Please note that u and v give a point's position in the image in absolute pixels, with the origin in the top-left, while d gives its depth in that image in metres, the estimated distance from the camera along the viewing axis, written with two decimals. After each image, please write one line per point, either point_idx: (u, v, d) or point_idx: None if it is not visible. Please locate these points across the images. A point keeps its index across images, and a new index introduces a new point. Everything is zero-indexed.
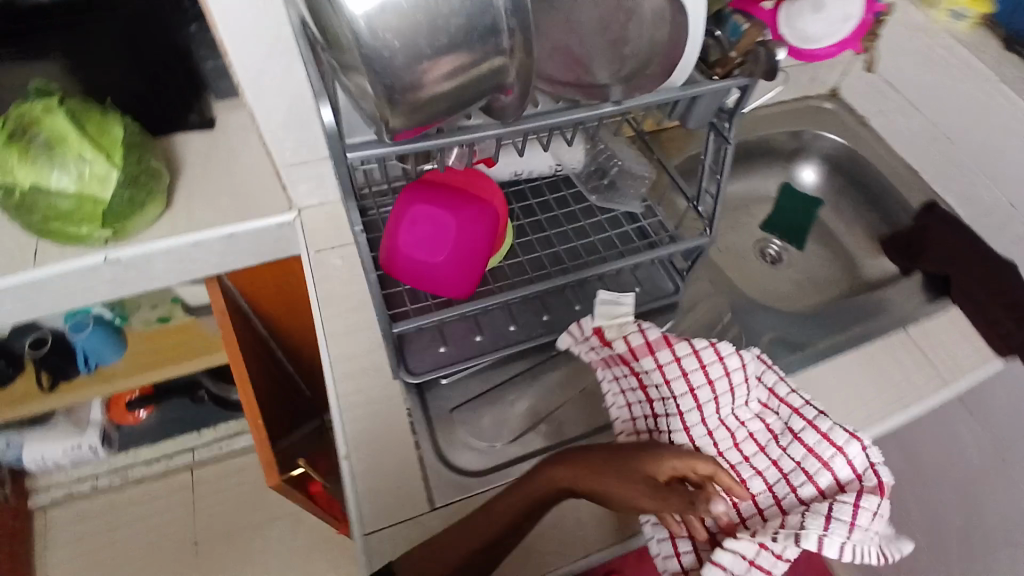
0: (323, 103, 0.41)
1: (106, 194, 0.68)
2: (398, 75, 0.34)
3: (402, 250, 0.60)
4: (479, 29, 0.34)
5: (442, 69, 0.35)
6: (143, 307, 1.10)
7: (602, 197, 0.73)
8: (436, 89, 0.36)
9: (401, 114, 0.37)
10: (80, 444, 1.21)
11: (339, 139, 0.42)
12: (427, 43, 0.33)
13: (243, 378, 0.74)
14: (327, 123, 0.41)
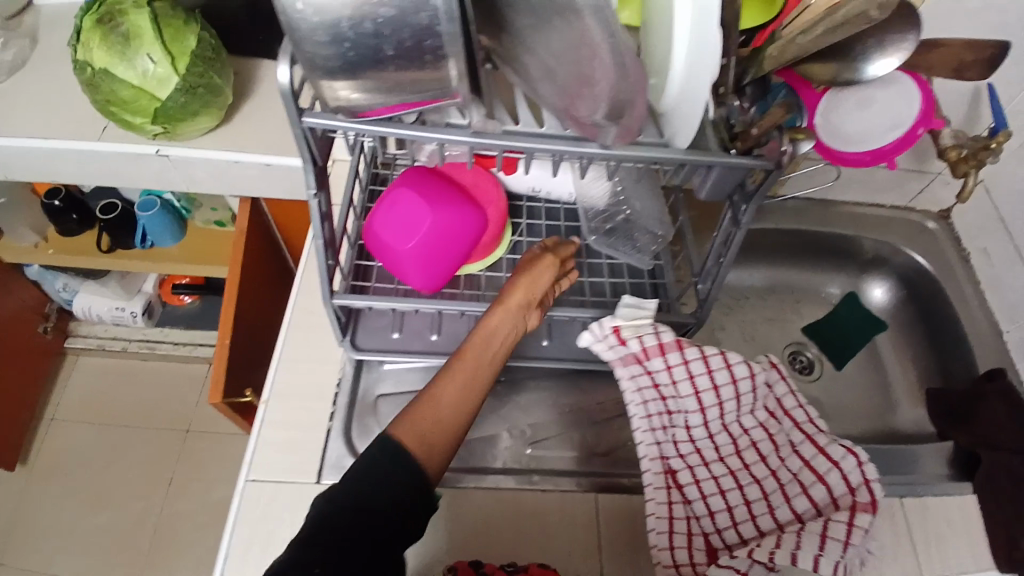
0: (284, 61, 0.39)
1: (161, 95, 0.72)
2: (319, 50, 0.34)
3: (374, 227, 0.58)
4: (410, 26, 0.33)
5: (373, 53, 0.34)
6: (205, 208, 1.13)
7: (604, 241, 0.67)
8: (369, 73, 0.35)
9: (333, 88, 0.36)
10: (124, 308, 1.29)
11: (293, 99, 0.41)
12: (348, 22, 0.32)
13: (230, 295, 0.77)
14: (283, 83, 0.39)
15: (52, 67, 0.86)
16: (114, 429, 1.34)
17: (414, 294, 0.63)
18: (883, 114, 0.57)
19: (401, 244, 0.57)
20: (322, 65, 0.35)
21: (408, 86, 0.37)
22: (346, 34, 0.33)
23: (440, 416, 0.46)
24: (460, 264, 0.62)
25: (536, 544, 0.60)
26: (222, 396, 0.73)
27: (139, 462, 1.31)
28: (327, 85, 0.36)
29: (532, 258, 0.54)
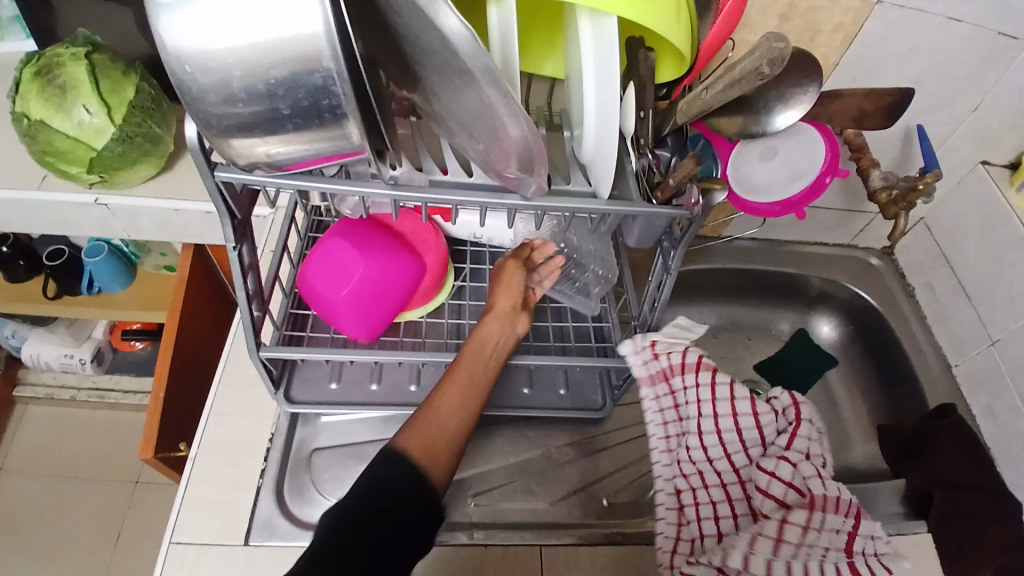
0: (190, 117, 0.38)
1: (99, 145, 0.70)
2: (213, 109, 0.34)
3: (307, 277, 0.58)
4: (308, 86, 0.33)
5: (271, 108, 0.34)
6: (154, 253, 1.11)
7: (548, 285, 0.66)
8: (272, 129, 0.35)
9: (236, 143, 0.36)
10: (72, 355, 1.25)
11: (203, 155, 0.40)
12: (237, 77, 0.32)
13: (165, 350, 0.77)
14: (189, 138, 0.38)
15: None
16: (59, 481, 1.28)
17: (350, 343, 0.62)
18: (787, 163, 0.53)
19: (335, 292, 0.57)
20: (224, 124, 0.34)
21: (313, 142, 0.37)
22: (239, 94, 0.33)
23: (436, 421, 0.49)
24: (398, 311, 0.61)
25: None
26: (152, 451, 0.73)
27: (85, 516, 1.25)
28: (230, 142, 0.36)
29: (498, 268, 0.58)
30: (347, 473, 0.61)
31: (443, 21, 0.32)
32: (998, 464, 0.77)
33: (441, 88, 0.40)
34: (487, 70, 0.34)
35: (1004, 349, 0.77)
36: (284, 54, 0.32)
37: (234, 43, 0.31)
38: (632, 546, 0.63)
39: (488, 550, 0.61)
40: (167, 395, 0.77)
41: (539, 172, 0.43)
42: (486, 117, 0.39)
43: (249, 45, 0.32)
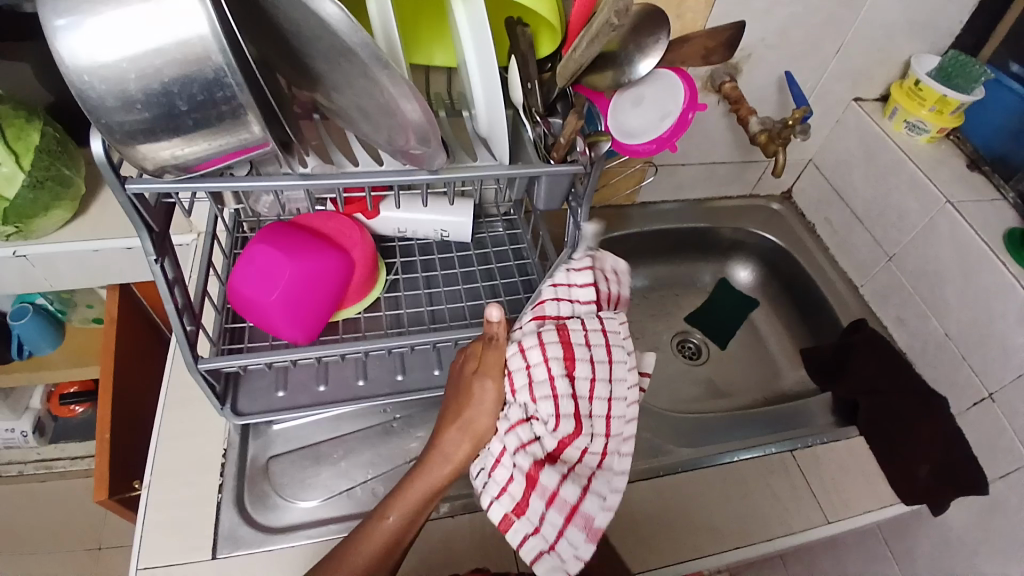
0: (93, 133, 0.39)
1: (10, 193, 0.69)
2: (113, 115, 0.35)
3: (237, 287, 0.59)
4: (204, 82, 0.36)
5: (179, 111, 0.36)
6: (79, 306, 1.08)
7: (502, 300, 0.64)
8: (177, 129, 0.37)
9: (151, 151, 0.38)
10: (12, 428, 1.20)
11: (112, 168, 0.41)
12: (136, 84, 0.35)
13: (105, 390, 0.76)
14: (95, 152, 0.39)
15: None
16: (13, 561, 1.21)
17: (291, 346, 0.63)
18: (656, 102, 0.59)
19: (266, 297, 0.58)
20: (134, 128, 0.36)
21: (217, 138, 0.39)
22: (136, 97, 0.35)
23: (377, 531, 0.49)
24: (334, 309, 0.63)
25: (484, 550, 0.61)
26: (106, 491, 0.75)
27: None
28: (136, 147, 0.38)
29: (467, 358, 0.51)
30: (307, 474, 0.62)
31: (319, 6, 0.36)
32: (914, 365, 0.85)
33: (334, 77, 0.43)
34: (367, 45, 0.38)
35: (899, 261, 0.85)
36: (178, 57, 0.34)
37: (130, 51, 0.34)
38: None
39: (457, 523, 0.63)
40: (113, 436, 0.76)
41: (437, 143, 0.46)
42: (377, 96, 0.42)
43: (144, 51, 0.34)
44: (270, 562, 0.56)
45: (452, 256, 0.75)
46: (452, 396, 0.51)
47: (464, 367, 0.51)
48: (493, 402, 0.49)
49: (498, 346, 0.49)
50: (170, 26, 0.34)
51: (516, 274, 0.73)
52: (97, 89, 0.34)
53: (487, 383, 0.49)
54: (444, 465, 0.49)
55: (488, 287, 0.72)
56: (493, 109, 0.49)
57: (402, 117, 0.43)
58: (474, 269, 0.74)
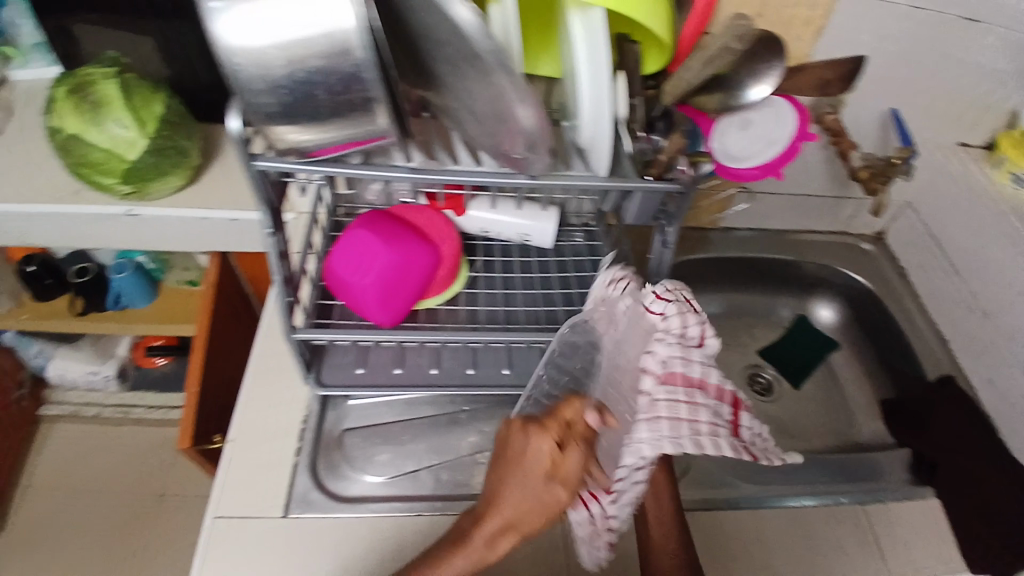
0: None
1: (131, 157, 0.75)
2: (256, 98, 0.38)
3: (333, 267, 0.63)
4: (339, 73, 0.38)
5: (312, 100, 0.39)
6: (176, 268, 1.17)
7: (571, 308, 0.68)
8: (307, 114, 0.40)
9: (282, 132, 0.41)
10: (98, 372, 1.29)
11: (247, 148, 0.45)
12: (280, 71, 0.37)
13: (198, 345, 0.81)
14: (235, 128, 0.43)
15: (28, 135, 0.91)
16: (85, 496, 1.31)
17: (373, 328, 0.66)
18: (763, 129, 0.56)
19: (359, 279, 0.62)
20: (272, 110, 0.39)
21: (344, 127, 0.42)
22: (280, 83, 0.38)
23: None
24: (417, 298, 0.66)
25: (538, 552, 0.63)
26: (190, 441, 0.76)
27: (110, 530, 1.27)
28: (271, 128, 0.41)
29: (533, 446, 0.50)
30: (375, 451, 0.65)
31: (455, 12, 0.38)
32: (1002, 431, 0.79)
33: (453, 78, 0.46)
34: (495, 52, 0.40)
35: (998, 319, 0.80)
36: (319, 49, 0.37)
37: (279, 39, 0.36)
38: None
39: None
40: (201, 392, 0.80)
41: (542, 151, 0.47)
42: (493, 99, 0.44)
43: (291, 42, 0.37)
44: (334, 528, 0.59)
45: (532, 260, 0.76)
46: (497, 469, 0.51)
47: (511, 454, 0.51)
48: (553, 508, 0.50)
49: (576, 449, 0.50)
50: (320, 20, 0.36)
51: (593, 286, 0.74)
52: (246, 73, 0.37)
53: (557, 492, 0.50)
54: (477, 554, 0.50)
55: (564, 295, 0.73)
56: (598, 124, 0.50)
57: (514, 123, 0.44)
58: (551, 276, 0.75)
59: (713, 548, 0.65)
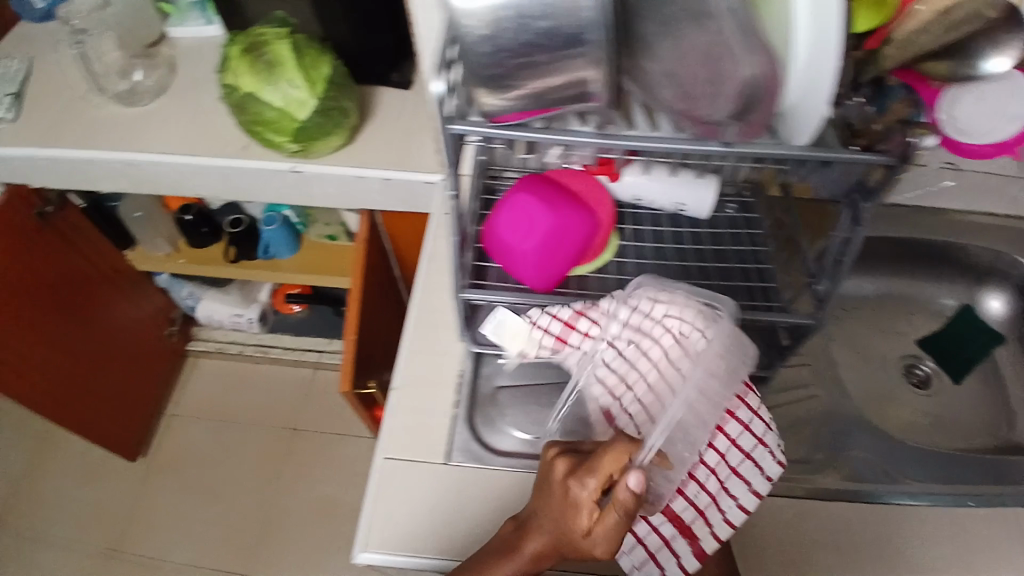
0: (438, 77, 0.46)
1: (301, 116, 0.79)
2: (476, 58, 0.39)
3: (495, 229, 0.64)
4: (560, 32, 0.38)
5: (527, 61, 0.39)
6: (319, 223, 1.23)
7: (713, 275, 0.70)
8: (520, 75, 0.40)
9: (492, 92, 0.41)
10: (241, 315, 1.41)
11: (445, 110, 0.47)
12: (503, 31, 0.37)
13: (354, 295, 0.86)
14: (435, 91, 0.46)
15: (193, 90, 0.97)
16: (226, 427, 1.42)
17: (528, 292, 0.67)
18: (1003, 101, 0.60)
19: (520, 243, 0.63)
20: (488, 71, 0.39)
21: (551, 88, 0.41)
22: (500, 43, 0.38)
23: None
24: (572, 264, 0.66)
25: None
26: (351, 384, 0.82)
27: (248, 459, 1.39)
28: (481, 90, 0.41)
29: (573, 490, 0.45)
30: (526, 410, 0.67)
31: None
32: None
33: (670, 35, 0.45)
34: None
35: None
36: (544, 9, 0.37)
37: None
38: (804, 499, 0.62)
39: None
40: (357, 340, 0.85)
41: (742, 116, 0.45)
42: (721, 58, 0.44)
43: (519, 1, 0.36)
44: (490, 479, 0.63)
45: (682, 230, 0.74)
46: (542, 496, 0.48)
47: (556, 489, 0.46)
48: (592, 554, 0.45)
49: (617, 509, 0.43)
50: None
51: (750, 261, 0.71)
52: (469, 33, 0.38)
53: (594, 543, 0.44)
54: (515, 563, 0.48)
55: (719, 269, 0.70)
56: (806, 95, 0.46)
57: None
58: (705, 248, 0.72)
59: (869, 538, 0.61)
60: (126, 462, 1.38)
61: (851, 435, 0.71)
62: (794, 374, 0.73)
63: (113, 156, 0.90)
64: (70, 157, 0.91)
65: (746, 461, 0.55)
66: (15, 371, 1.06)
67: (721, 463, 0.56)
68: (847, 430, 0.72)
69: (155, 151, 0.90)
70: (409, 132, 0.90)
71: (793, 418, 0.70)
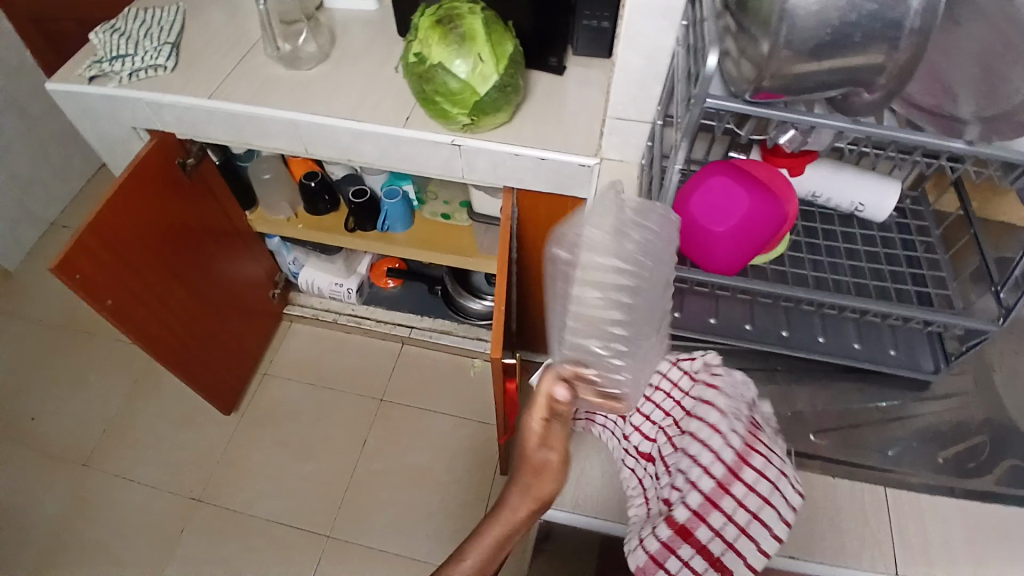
0: (713, 51, 0.48)
1: (481, 90, 0.83)
2: (792, 28, 0.43)
3: (690, 210, 0.65)
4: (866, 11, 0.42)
5: (828, 30, 0.43)
6: (437, 199, 1.29)
7: (877, 272, 0.73)
8: (817, 40, 0.43)
9: (786, 57, 0.45)
10: (342, 284, 1.48)
11: (707, 84, 0.49)
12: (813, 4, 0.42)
13: (501, 268, 0.90)
14: (709, 69, 0.48)
15: (352, 60, 1.01)
16: (318, 390, 1.48)
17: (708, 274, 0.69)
18: None
19: (714, 227, 0.64)
20: (790, 34, 0.43)
21: (841, 59, 0.45)
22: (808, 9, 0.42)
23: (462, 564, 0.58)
24: (756, 251, 0.67)
25: (859, 515, 0.62)
26: (501, 352, 0.86)
27: (337, 424, 1.44)
28: (776, 56, 0.45)
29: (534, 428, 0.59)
30: None
31: None
32: None
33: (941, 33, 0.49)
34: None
35: None
36: None
37: None
38: (967, 498, 0.63)
39: (835, 483, 0.64)
40: (504, 312, 0.90)
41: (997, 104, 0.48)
42: (997, 61, 0.49)
43: None
44: None
45: (855, 232, 0.77)
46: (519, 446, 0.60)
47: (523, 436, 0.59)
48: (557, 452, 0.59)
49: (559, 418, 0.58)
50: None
51: (925, 267, 0.74)
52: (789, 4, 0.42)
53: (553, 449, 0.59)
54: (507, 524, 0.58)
55: (893, 271, 0.73)
56: None
57: (1008, 92, 0.48)
58: (878, 249, 0.75)
59: None
60: (222, 414, 1.44)
61: (1007, 443, 0.72)
62: (950, 380, 0.75)
63: (281, 115, 0.95)
64: (240, 113, 0.97)
65: (777, 492, 0.52)
66: (144, 304, 1.08)
67: (752, 495, 0.52)
68: (1006, 439, 0.73)
69: (319, 114, 0.94)
70: (563, 117, 0.94)
71: (948, 420, 0.72)
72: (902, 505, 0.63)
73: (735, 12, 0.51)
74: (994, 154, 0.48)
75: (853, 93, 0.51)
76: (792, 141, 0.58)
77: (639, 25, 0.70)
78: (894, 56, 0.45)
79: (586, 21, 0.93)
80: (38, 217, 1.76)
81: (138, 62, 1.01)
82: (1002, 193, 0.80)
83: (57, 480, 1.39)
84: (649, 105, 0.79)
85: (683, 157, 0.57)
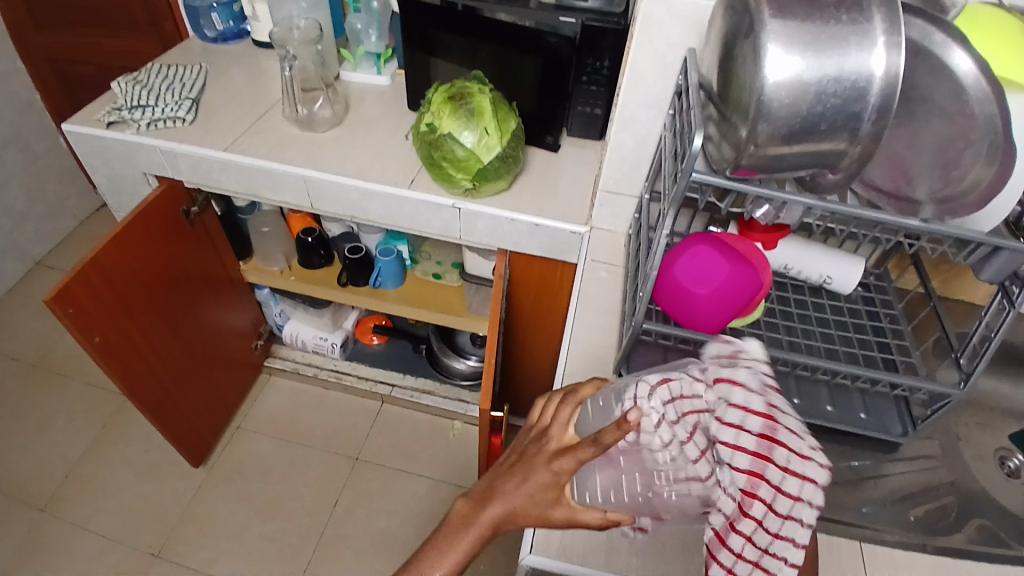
0: (699, 132, 0.55)
1: (485, 159, 0.91)
2: (770, 112, 0.50)
3: (675, 273, 0.71)
4: (832, 104, 0.50)
5: (799, 116, 0.51)
6: (430, 259, 1.32)
7: (846, 340, 0.79)
8: (788, 122, 0.51)
9: (765, 134, 0.52)
10: (326, 339, 1.51)
11: (694, 159, 0.56)
12: (784, 94, 0.50)
13: (494, 327, 0.95)
14: (697, 148, 0.55)
15: (363, 127, 1.10)
16: (294, 446, 1.46)
17: (695, 331, 0.74)
18: None
19: (697, 289, 0.70)
20: (765, 116, 0.51)
21: (812, 139, 0.52)
22: (782, 95, 0.50)
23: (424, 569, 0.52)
24: (737, 314, 0.72)
25: (833, 569, 0.65)
26: (491, 403, 0.89)
27: (310, 480, 1.41)
28: (757, 132, 0.52)
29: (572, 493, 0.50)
30: None
31: (958, 67, 0.50)
32: None
33: (893, 132, 0.58)
34: (990, 117, 0.50)
35: None
36: (818, 81, 0.49)
37: (799, 79, 0.49)
38: (938, 555, 0.67)
39: (813, 538, 0.67)
40: (494, 365, 0.93)
41: (950, 186, 0.55)
42: (951, 149, 0.54)
43: (807, 81, 0.49)
44: None
45: (824, 302, 0.84)
46: (513, 472, 0.52)
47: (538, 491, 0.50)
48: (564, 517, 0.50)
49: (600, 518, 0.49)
50: (859, 69, 0.49)
51: (890, 337, 0.80)
52: (766, 94, 0.50)
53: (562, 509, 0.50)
54: (473, 540, 0.51)
55: (861, 340, 0.80)
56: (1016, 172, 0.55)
57: (960, 175, 0.54)
58: (846, 319, 0.82)
59: None
60: (191, 466, 1.40)
61: (970, 509, 0.77)
62: (917, 444, 0.80)
63: (292, 171, 1.01)
64: (253, 166, 1.02)
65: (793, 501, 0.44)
66: (131, 343, 1.08)
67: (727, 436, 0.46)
68: (966, 504, 0.77)
69: (330, 172, 1.01)
70: (557, 188, 1.02)
71: (917, 483, 0.76)
72: (875, 560, 0.66)
73: (719, 103, 0.60)
74: (946, 231, 0.56)
75: (820, 174, 0.59)
76: (766, 216, 0.64)
77: (633, 109, 0.79)
78: (855, 144, 0.53)
79: (580, 106, 1.04)
80: (24, 255, 1.76)
81: (159, 112, 1.07)
82: (956, 276, 0.90)
83: (6, 528, 1.31)
84: (638, 181, 0.87)
85: (670, 226, 0.63)
